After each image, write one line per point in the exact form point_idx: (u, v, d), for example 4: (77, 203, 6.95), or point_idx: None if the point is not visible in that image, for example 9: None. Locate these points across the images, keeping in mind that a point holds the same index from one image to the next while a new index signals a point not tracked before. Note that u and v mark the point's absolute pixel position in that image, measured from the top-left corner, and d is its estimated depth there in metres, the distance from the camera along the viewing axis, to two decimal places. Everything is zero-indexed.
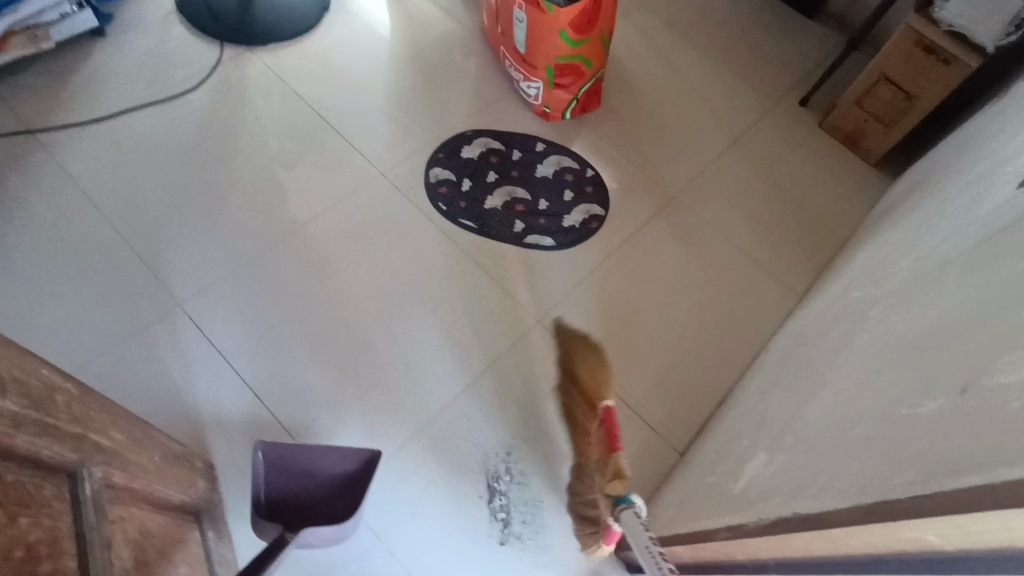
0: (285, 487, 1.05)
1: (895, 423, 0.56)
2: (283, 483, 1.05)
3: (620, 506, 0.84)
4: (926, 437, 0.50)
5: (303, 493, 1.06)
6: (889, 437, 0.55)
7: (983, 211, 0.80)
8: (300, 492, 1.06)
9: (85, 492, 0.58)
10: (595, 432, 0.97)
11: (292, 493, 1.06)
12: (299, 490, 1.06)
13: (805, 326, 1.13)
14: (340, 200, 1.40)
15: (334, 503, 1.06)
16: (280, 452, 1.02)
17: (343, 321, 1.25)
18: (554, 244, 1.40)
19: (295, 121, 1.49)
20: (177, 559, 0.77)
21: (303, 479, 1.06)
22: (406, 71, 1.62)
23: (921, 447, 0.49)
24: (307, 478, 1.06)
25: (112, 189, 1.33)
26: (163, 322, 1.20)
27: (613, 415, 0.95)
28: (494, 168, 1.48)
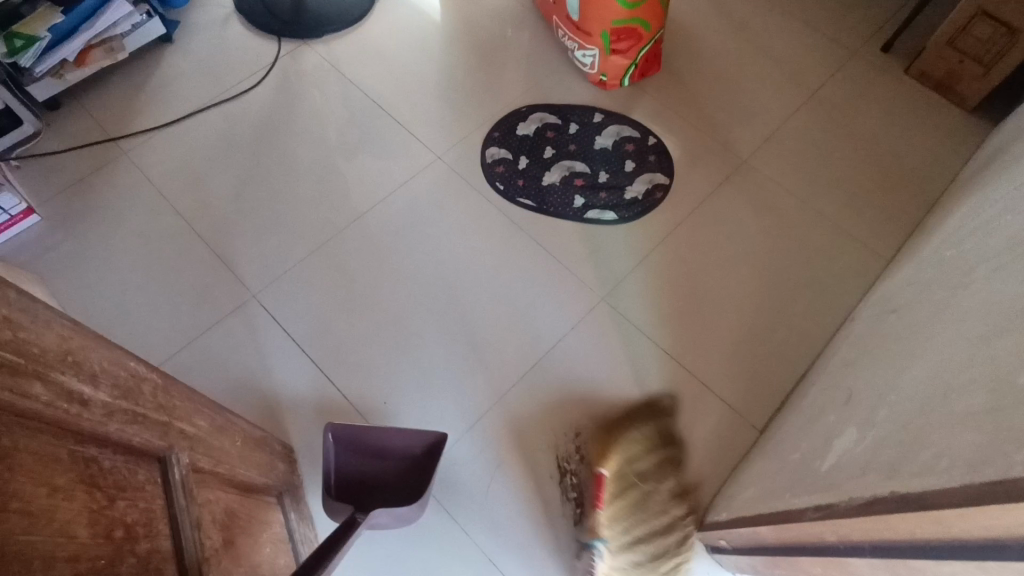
0: (355, 468, 1.08)
1: (1012, 393, 0.50)
2: (354, 462, 1.08)
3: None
4: None
5: (372, 474, 1.08)
6: (1005, 410, 0.49)
7: None
8: (369, 473, 1.08)
9: (174, 476, 0.61)
10: None
11: (361, 474, 1.08)
12: (368, 471, 1.08)
13: (895, 292, 1.04)
14: (398, 186, 1.41)
15: (401, 484, 1.07)
16: (353, 431, 1.06)
17: (408, 305, 1.27)
18: (616, 217, 1.36)
19: (353, 111, 1.51)
20: (263, 538, 0.80)
21: (373, 460, 1.08)
22: (458, 52, 1.60)
23: None
24: (377, 459, 1.08)
25: (188, 188, 1.40)
26: (240, 313, 1.26)
27: None
28: (551, 143, 1.45)
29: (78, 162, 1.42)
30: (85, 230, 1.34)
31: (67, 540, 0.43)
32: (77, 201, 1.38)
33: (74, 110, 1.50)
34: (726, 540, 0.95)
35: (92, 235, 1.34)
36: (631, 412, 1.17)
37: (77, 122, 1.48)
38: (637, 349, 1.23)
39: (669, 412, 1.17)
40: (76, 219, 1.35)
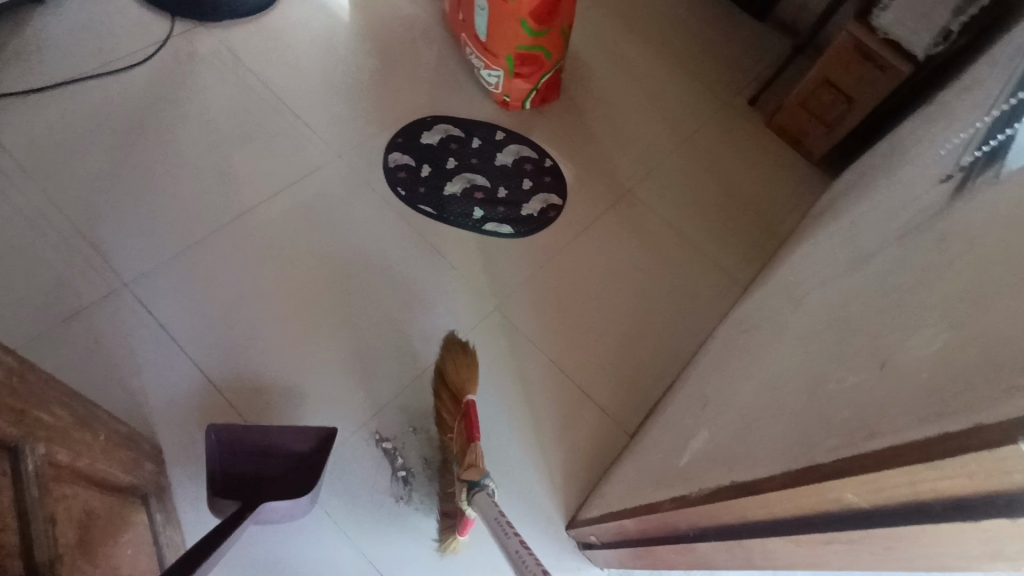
0: (240, 468, 1.03)
1: (823, 396, 0.60)
2: (237, 462, 1.03)
3: (473, 490, 0.93)
4: (848, 406, 0.54)
5: (257, 472, 1.04)
6: (817, 409, 0.59)
7: (906, 206, 0.87)
8: (254, 471, 1.04)
9: (26, 467, 0.56)
10: (457, 424, 1.04)
11: (246, 472, 1.03)
12: (252, 469, 1.04)
13: (748, 313, 1.19)
14: (295, 182, 1.38)
15: (287, 482, 1.04)
16: (236, 430, 1.01)
17: (297, 305, 1.24)
18: (512, 231, 1.42)
19: (250, 101, 1.46)
20: (123, 539, 0.75)
21: (258, 458, 1.04)
22: (365, 55, 1.60)
23: (844, 415, 0.54)
24: (262, 457, 1.04)
25: (51, 163, 1.27)
26: (105, 303, 1.16)
27: (473, 408, 1.02)
28: (453, 155, 1.49)
29: None
30: None
31: None
32: None
33: None
34: (596, 535, 1.03)
35: None
36: (514, 416, 1.22)
37: None
38: (525, 357, 1.29)
39: (550, 417, 1.24)
40: None
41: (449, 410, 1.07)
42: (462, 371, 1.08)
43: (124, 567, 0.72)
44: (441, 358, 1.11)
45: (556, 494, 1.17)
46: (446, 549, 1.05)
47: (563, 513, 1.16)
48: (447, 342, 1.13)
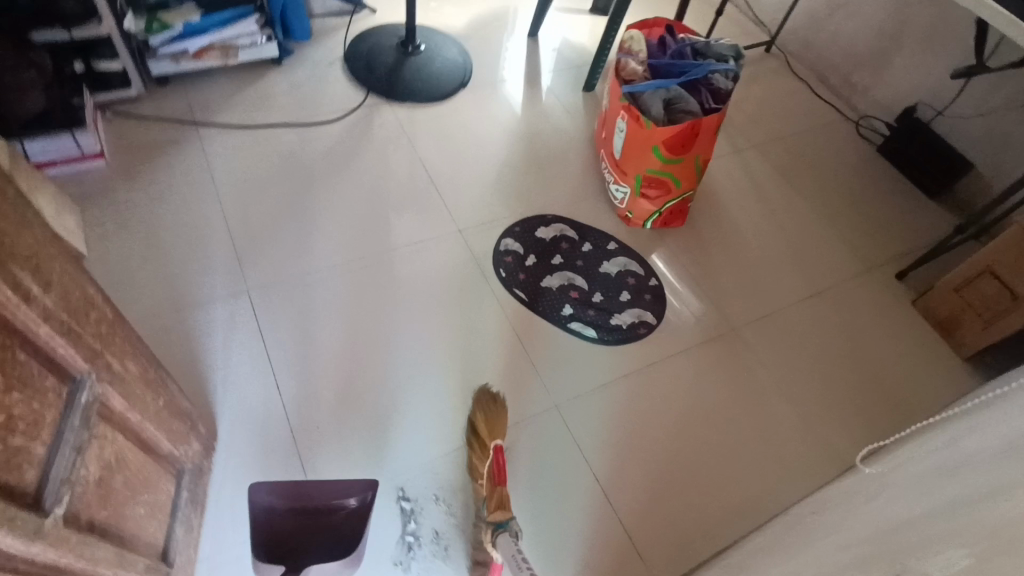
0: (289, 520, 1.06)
1: None
2: (282, 521, 1.06)
3: (498, 531, 1.04)
4: None
5: (304, 530, 1.05)
6: None
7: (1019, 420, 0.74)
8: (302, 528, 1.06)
9: (79, 398, 0.66)
10: (484, 470, 1.13)
11: (295, 530, 1.05)
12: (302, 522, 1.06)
13: (825, 495, 1.04)
14: (415, 243, 1.53)
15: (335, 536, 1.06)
16: (278, 488, 1.08)
17: (375, 349, 1.33)
18: (596, 337, 1.41)
19: (404, 170, 1.67)
20: (140, 499, 0.83)
21: (303, 516, 1.07)
22: (513, 152, 1.77)
23: None
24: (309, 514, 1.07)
25: (235, 183, 1.55)
26: (228, 301, 1.35)
27: (502, 456, 1.13)
28: (561, 253, 1.55)
29: (158, 133, 1.61)
30: (134, 187, 1.49)
31: None
32: (140, 162, 1.54)
33: (175, 90, 1.71)
34: None
35: (140, 194, 1.49)
36: (538, 521, 1.17)
37: (174, 100, 1.68)
38: (569, 465, 1.24)
39: (576, 536, 1.17)
40: (134, 176, 1.51)
41: (475, 458, 1.16)
42: (492, 419, 1.18)
43: (128, 523, 0.80)
44: (471, 409, 1.21)
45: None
46: None
47: None
48: (477, 395, 1.24)
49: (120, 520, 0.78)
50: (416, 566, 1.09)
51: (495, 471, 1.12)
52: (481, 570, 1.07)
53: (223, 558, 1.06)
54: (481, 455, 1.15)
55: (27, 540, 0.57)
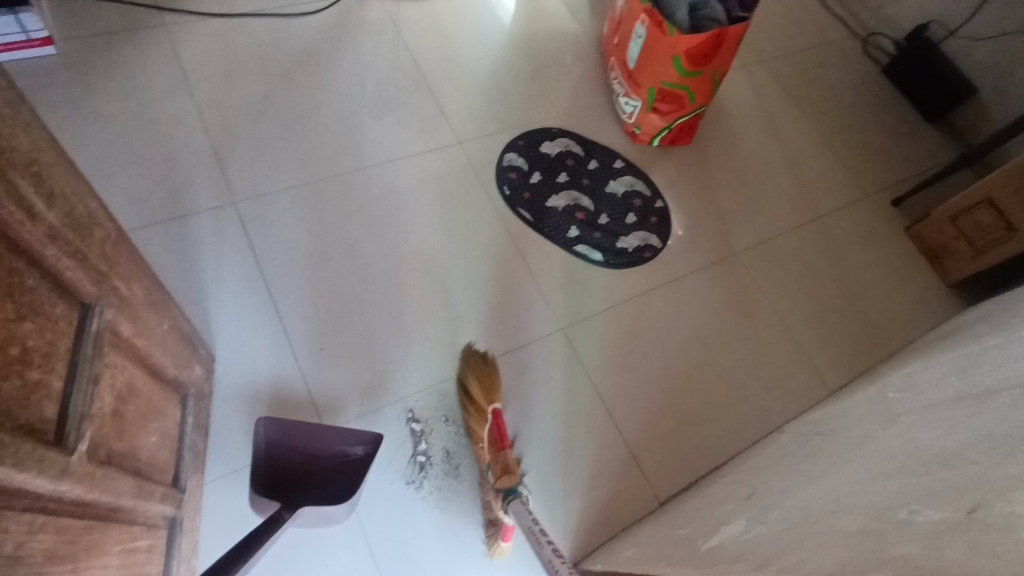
0: (284, 458, 1.03)
1: (883, 537, 0.54)
2: (284, 458, 1.03)
3: (509, 498, 1.02)
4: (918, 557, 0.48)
5: (304, 471, 1.03)
6: (876, 550, 0.53)
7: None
8: (297, 469, 1.04)
9: (91, 325, 0.59)
10: (486, 435, 1.08)
11: (291, 469, 1.03)
12: (299, 463, 1.04)
13: (827, 417, 1.08)
14: (413, 155, 1.42)
15: (334, 481, 1.03)
16: (280, 430, 1.02)
17: (377, 268, 1.27)
18: (602, 260, 1.38)
19: (396, 71, 1.53)
20: (153, 426, 0.79)
21: (306, 457, 1.04)
22: (513, 55, 1.64)
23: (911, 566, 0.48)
24: (306, 457, 1.04)
25: (209, 80, 1.40)
26: (214, 214, 1.25)
27: (501, 420, 1.08)
28: (567, 170, 1.48)
29: (115, 18, 1.42)
30: (93, 80, 1.33)
31: None
32: (98, 52, 1.37)
33: None
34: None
35: (100, 88, 1.32)
36: (547, 441, 1.18)
37: None
38: (576, 387, 1.24)
39: (583, 457, 1.18)
40: (91, 67, 1.34)
41: (473, 421, 1.10)
42: (487, 381, 1.12)
43: (144, 453, 0.75)
44: (463, 370, 1.13)
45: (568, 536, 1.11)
46: (492, 551, 1.05)
47: (571, 553, 1.10)
48: (468, 354, 1.16)
49: (137, 450, 0.73)
50: (429, 484, 1.10)
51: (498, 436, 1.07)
52: (492, 529, 1.05)
53: (234, 479, 1.04)
54: (480, 419, 1.09)
55: (57, 480, 0.52)
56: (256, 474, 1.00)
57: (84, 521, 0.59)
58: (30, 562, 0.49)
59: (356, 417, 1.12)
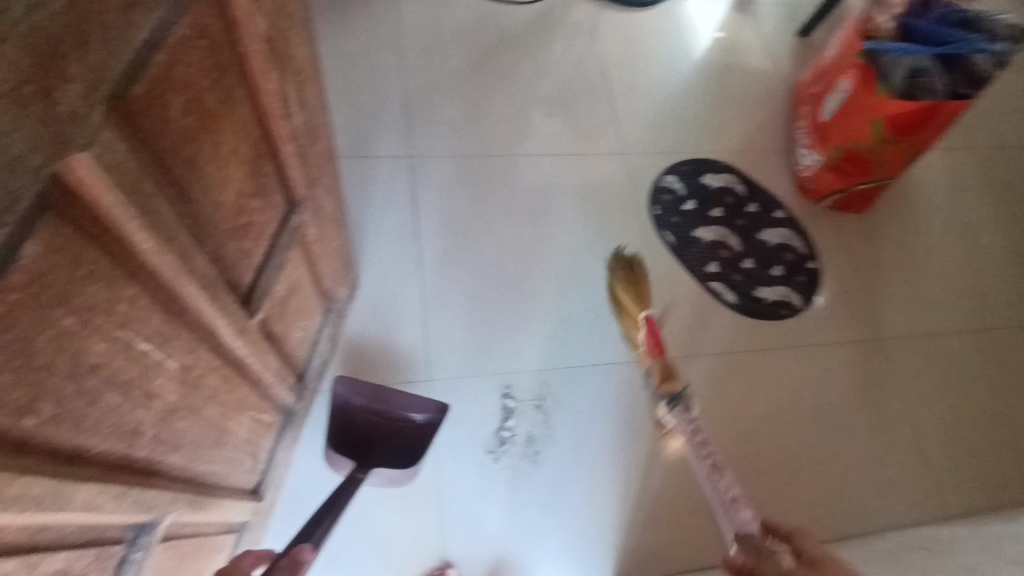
0: (350, 421, 1.04)
1: None
2: (350, 422, 1.04)
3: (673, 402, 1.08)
4: None
5: (368, 434, 1.04)
6: None
7: None
8: (361, 433, 1.04)
9: (292, 220, 0.68)
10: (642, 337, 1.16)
11: (358, 432, 1.04)
12: (364, 426, 1.05)
13: (945, 537, 0.98)
14: (576, 155, 1.47)
15: (399, 444, 1.05)
16: (346, 397, 1.03)
17: (517, 249, 1.33)
18: (734, 301, 1.35)
19: (587, 73, 1.59)
20: (302, 323, 0.88)
21: (371, 420, 1.05)
22: (703, 82, 1.63)
23: None
24: (369, 419, 1.05)
25: (421, 44, 1.53)
26: (392, 163, 1.37)
27: (652, 325, 1.14)
28: (724, 206, 1.45)
29: None
30: (327, 23, 1.51)
31: (217, 202, 0.50)
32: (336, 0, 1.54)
33: None
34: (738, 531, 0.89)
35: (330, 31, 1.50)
36: (628, 460, 1.18)
37: None
38: None
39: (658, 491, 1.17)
40: (328, 12, 1.52)
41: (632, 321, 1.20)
42: (641, 286, 1.22)
43: (290, 343, 0.84)
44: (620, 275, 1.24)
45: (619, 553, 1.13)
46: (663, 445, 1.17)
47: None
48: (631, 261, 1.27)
49: (287, 338, 0.83)
50: (504, 461, 1.14)
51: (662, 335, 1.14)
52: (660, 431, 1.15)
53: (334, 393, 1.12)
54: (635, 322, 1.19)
55: (235, 334, 0.60)
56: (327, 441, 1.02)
57: (237, 378, 0.67)
58: (200, 394, 0.58)
59: (462, 377, 1.19)
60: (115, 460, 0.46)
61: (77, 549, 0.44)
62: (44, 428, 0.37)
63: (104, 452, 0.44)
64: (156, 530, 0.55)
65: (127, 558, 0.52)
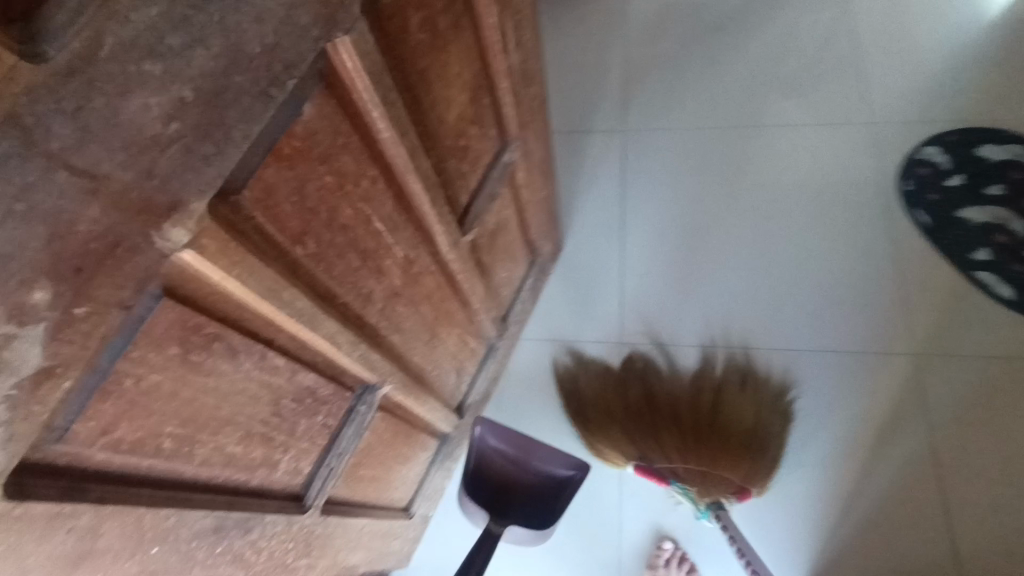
0: (491, 463, 1.01)
1: None
2: (489, 462, 1.01)
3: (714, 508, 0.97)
4: None
5: (505, 478, 1.01)
6: None
7: None
8: (498, 474, 1.01)
9: (503, 156, 0.77)
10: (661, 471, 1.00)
11: (496, 474, 1.01)
12: (502, 469, 1.01)
13: None
14: (824, 125, 1.28)
15: (535, 498, 1.00)
16: (491, 436, 1.00)
17: (732, 225, 1.23)
18: (1009, 297, 1.08)
19: (838, 28, 1.39)
20: (508, 267, 0.97)
21: (510, 465, 1.01)
22: (995, 32, 1.32)
23: None
24: (510, 465, 1.02)
25: (644, 17, 1.50)
26: (604, 134, 1.35)
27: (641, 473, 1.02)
28: (1009, 182, 1.15)
29: None
30: None
31: (442, 121, 0.60)
32: None
33: None
34: None
35: None
36: (840, 457, 1.04)
37: None
38: (905, 419, 1.04)
39: (866, 508, 1.01)
40: None
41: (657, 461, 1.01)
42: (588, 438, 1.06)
43: (496, 281, 0.94)
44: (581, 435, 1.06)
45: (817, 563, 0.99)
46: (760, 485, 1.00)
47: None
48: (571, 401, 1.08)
49: (493, 274, 0.91)
50: None
51: (653, 419, 1.02)
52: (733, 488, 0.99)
53: (531, 341, 1.17)
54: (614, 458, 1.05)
55: (449, 244, 0.70)
56: (465, 480, 0.99)
57: (449, 291, 0.78)
58: (417, 290, 0.69)
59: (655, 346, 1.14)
60: (354, 315, 0.58)
61: (320, 377, 0.57)
62: (307, 262, 0.49)
63: (345, 304, 0.56)
64: (377, 394, 0.68)
65: (355, 408, 0.66)
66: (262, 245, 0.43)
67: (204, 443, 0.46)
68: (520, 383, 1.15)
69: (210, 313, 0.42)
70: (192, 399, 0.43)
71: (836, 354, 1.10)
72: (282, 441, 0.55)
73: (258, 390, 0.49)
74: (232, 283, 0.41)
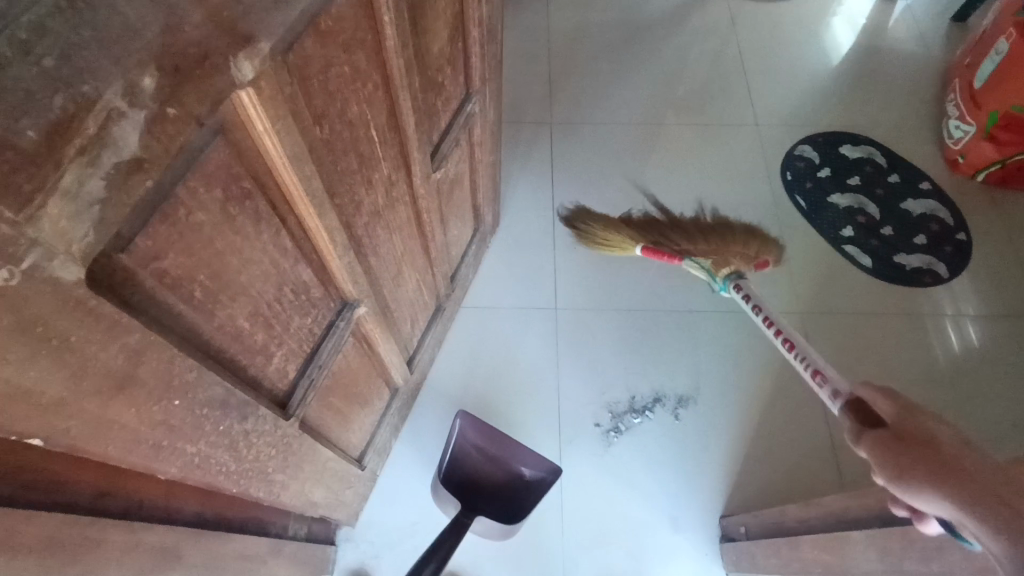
0: (468, 459, 1.06)
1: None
2: (467, 457, 1.07)
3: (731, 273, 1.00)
4: None
5: (479, 474, 1.06)
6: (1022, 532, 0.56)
7: None
8: (473, 469, 1.07)
9: (467, 106, 0.84)
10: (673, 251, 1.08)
11: (472, 469, 1.06)
12: (477, 465, 1.07)
13: None
14: (719, 127, 1.49)
15: (505, 496, 1.06)
16: (472, 433, 1.05)
17: (649, 205, 1.37)
18: (868, 265, 1.31)
19: (728, 49, 1.62)
20: (459, 223, 1.03)
21: (485, 462, 1.07)
22: (845, 61, 1.61)
23: None
24: (486, 461, 1.07)
25: (564, 27, 1.65)
26: (534, 126, 1.46)
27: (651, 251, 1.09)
28: (863, 175, 1.41)
29: None
30: None
31: (428, 53, 0.67)
32: None
33: None
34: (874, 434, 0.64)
35: None
36: (747, 397, 1.18)
37: None
38: None
39: (771, 440, 1.14)
40: None
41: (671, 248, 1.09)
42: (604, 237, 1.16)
43: (450, 234, 0.99)
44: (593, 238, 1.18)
45: (734, 489, 1.10)
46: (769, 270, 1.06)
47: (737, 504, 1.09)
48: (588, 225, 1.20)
49: (448, 226, 0.96)
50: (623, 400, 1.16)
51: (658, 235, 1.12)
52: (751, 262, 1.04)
53: (472, 307, 1.23)
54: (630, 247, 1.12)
55: (423, 177, 0.75)
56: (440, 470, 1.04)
57: (416, 230, 0.82)
58: (394, 216, 0.73)
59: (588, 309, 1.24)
60: (347, 222, 0.62)
61: (315, 275, 0.59)
62: (322, 148, 0.52)
63: (343, 206, 0.59)
64: (355, 313, 0.70)
65: (336, 322, 0.68)
66: (296, 112, 0.46)
67: (222, 307, 0.47)
68: (462, 347, 1.19)
69: (248, 165, 0.44)
70: (222, 252, 0.44)
71: (739, 310, 1.26)
72: (278, 332, 0.56)
73: (269, 267, 0.51)
74: (272, 138, 0.44)
